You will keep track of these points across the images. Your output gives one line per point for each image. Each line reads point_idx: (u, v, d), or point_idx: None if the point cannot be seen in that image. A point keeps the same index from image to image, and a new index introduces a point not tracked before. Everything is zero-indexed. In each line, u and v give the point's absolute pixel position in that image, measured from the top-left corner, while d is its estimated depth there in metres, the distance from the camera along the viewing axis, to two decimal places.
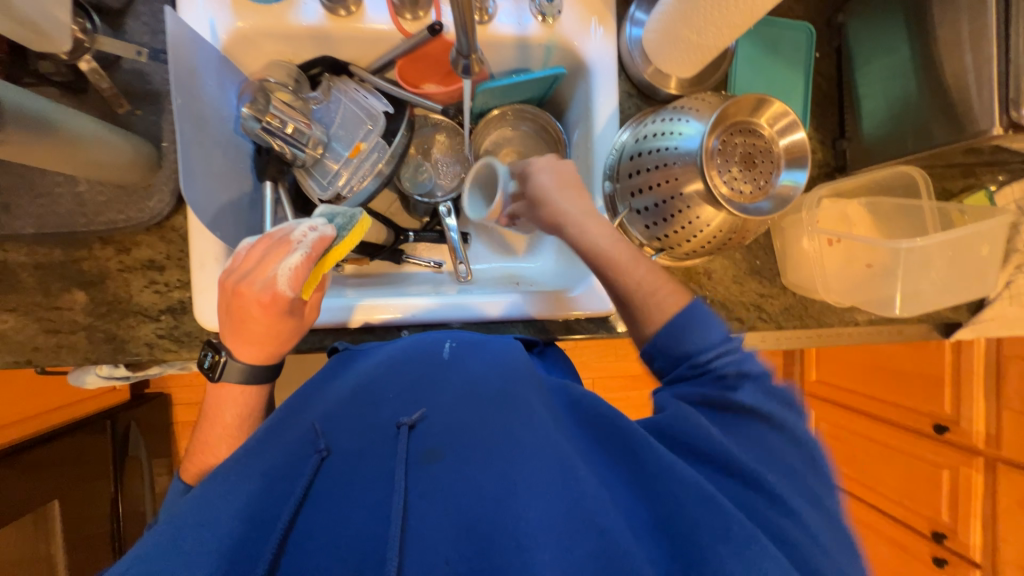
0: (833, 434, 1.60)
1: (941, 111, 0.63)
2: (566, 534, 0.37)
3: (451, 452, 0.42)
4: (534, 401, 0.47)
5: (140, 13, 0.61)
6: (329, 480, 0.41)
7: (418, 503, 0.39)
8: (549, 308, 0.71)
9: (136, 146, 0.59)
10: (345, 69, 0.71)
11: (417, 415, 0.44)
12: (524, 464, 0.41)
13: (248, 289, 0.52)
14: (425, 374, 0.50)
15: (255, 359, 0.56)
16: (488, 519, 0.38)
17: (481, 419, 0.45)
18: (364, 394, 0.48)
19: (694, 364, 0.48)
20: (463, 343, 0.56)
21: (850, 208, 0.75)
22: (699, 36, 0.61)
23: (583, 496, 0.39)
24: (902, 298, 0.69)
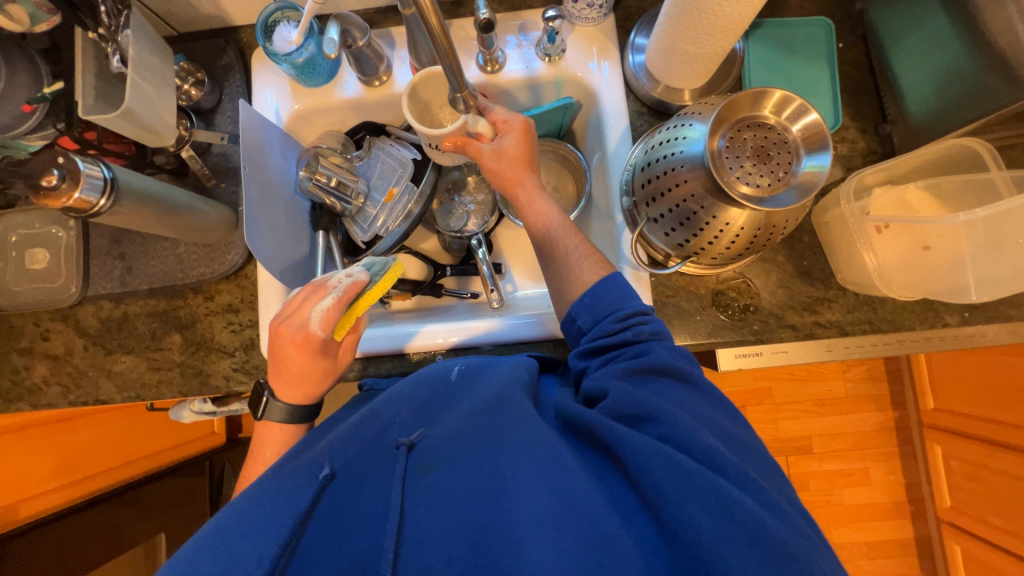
0: (970, 474, 1.32)
1: (991, 72, 0.56)
2: (551, 526, 0.41)
3: (443, 463, 0.49)
4: (518, 409, 0.51)
5: (226, 109, 0.78)
6: (339, 498, 0.48)
7: (418, 510, 0.46)
8: None
9: (220, 211, 0.72)
10: (383, 130, 0.82)
11: (413, 435, 0.52)
12: (508, 464, 0.46)
13: (286, 331, 0.56)
14: (417, 391, 0.57)
15: (295, 399, 0.60)
16: (481, 520, 0.43)
17: (472, 433, 0.50)
18: (368, 416, 0.54)
19: (614, 320, 0.54)
20: (471, 364, 0.61)
21: (908, 193, 0.66)
22: (695, 46, 0.62)
23: (563, 486, 0.43)
24: (981, 283, 0.59)
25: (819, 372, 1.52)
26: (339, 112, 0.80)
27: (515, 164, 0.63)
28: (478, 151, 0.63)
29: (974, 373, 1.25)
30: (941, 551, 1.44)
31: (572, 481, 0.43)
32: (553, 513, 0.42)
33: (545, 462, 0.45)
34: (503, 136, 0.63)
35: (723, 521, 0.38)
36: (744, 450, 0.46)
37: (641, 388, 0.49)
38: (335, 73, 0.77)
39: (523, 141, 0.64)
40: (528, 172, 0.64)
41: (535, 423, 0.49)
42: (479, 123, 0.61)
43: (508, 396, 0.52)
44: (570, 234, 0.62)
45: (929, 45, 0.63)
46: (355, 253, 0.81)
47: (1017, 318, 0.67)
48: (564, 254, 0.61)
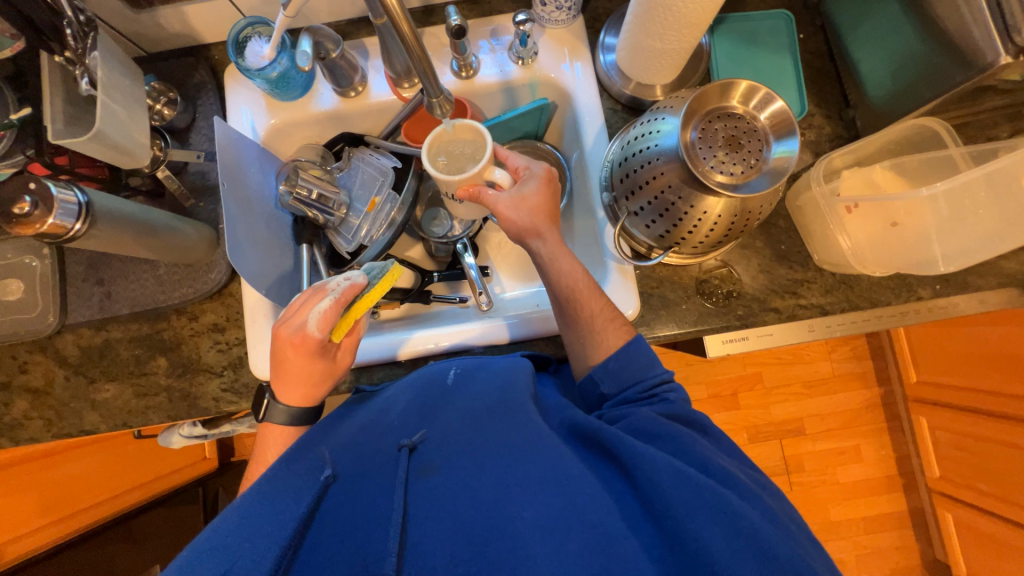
0: (954, 443, 1.36)
1: (941, 56, 0.58)
2: (555, 526, 0.41)
3: (446, 466, 0.48)
4: (520, 410, 0.52)
5: (201, 127, 0.77)
6: (341, 495, 0.48)
7: (422, 510, 0.44)
8: None
9: (199, 230, 0.71)
10: (361, 140, 0.82)
11: (416, 437, 0.51)
12: (513, 467, 0.46)
13: (285, 332, 0.55)
14: (421, 396, 0.57)
15: (296, 400, 0.58)
16: (484, 522, 0.42)
17: (475, 435, 0.50)
18: (372, 425, 0.55)
19: (638, 389, 0.55)
20: (465, 367, 0.61)
21: (875, 174, 0.69)
22: (662, 43, 0.64)
23: (566, 493, 0.43)
24: (946, 255, 0.62)
25: (805, 355, 1.55)
26: (316, 124, 0.80)
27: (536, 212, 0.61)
28: (496, 199, 0.60)
29: (952, 345, 1.30)
30: (934, 521, 1.48)
31: (575, 486, 0.44)
32: (556, 519, 0.41)
33: (550, 469, 0.45)
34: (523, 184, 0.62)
35: (732, 536, 0.39)
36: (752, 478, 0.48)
37: (662, 417, 0.50)
38: (310, 86, 0.77)
39: (545, 191, 0.62)
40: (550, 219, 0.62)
41: (540, 429, 0.49)
42: (497, 173, 0.60)
43: (513, 401, 0.53)
44: (594, 296, 0.61)
45: (884, 30, 0.65)
46: (340, 264, 0.80)
47: (985, 287, 0.70)
48: (588, 317, 0.60)
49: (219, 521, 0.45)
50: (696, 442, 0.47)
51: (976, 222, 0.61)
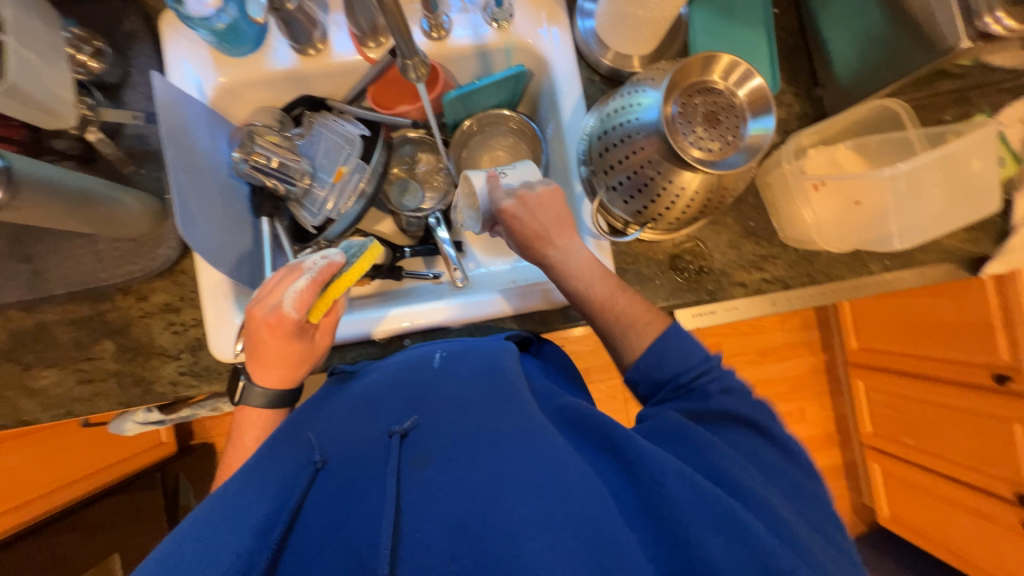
0: (886, 402, 1.50)
1: (906, 38, 0.60)
2: (552, 522, 0.40)
3: (440, 456, 0.46)
4: (518, 399, 0.51)
5: (137, 84, 0.68)
6: (329, 487, 0.46)
7: (413, 505, 0.42)
8: (550, 297, 0.71)
9: (143, 201, 0.64)
10: (322, 104, 0.76)
11: (407, 423, 0.49)
12: (511, 458, 0.44)
13: (260, 313, 0.53)
14: (413, 383, 0.55)
15: (275, 382, 0.56)
16: (480, 515, 0.41)
17: (470, 421, 0.49)
18: (361, 411, 0.53)
19: (674, 386, 0.53)
20: (452, 350, 0.60)
21: (838, 153, 0.73)
22: (644, 11, 0.62)
23: (563, 484, 0.42)
24: (900, 232, 0.67)
25: (760, 325, 1.64)
26: (271, 85, 0.73)
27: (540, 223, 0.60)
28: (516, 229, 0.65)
29: (889, 314, 1.41)
30: (864, 471, 1.65)
31: (574, 479, 0.43)
32: (554, 514, 0.40)
33: (548, 459, 0.44)
34: (531, 206, 0.60)
35: (733, 545, 0.38)
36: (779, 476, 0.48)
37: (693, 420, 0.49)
38: (263, 40, 0.70)
39: (553, 210, 0.61)
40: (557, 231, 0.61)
41: (539, 420, 0.48)
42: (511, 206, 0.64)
43: (510, 389, 0.52)
44: (585, 280, 0.60)
45: (854, 9, 0.66)
46: (304, 239, 0.76)
47: (928, 262, 0.76)
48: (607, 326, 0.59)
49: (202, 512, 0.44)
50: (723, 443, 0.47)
51: (932, 199, 0.66)
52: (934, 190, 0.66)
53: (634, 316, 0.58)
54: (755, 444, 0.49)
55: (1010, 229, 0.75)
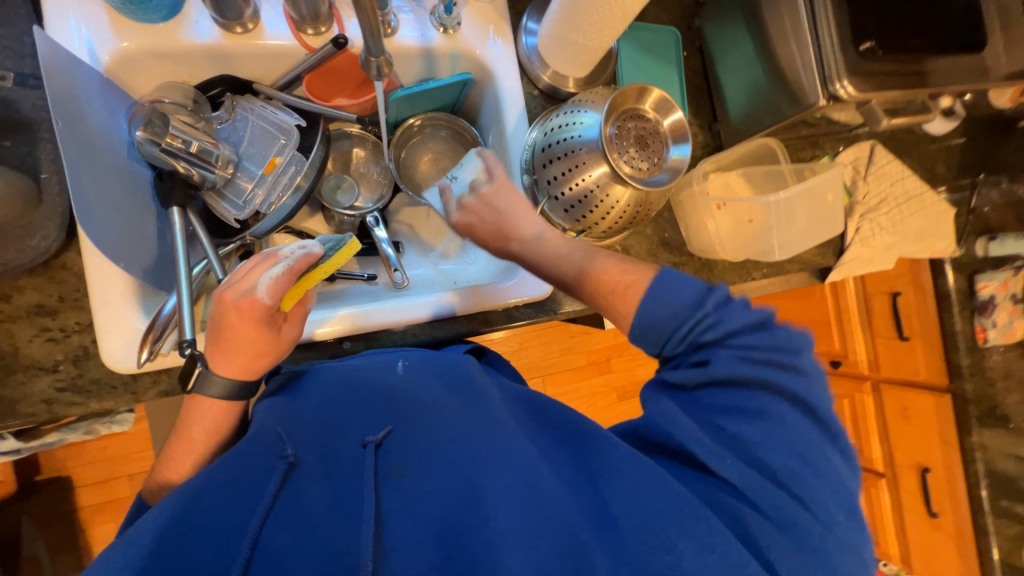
0: None
1: (780, 91, 0.75)
2: (529, 530, 0.41)
3: (421, 464, 0.46)
4: (498, 410, 0.52)
5: (0, 37, 0.56)
6: (300, 489, 0.43)
7: (393, 512, 0.42)
8: (493, 297, 0.72)
9: (8, 179, 0.52)
10: (247, 87, 0.70)
11: (382, 433, 0.48)
12: (490, 466, 0.45)
13: (227, 296, 0.48)
14: (383, 391, 0.53)
15: (234, 372, 0.51)
16: (461, 523, 0.41)
17: (451, 428, 0.49)
18: (333, 418, 0.51)
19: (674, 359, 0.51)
20: (415, 359, 0.60)
21: (731, 179, 0.88)
22: (584, 38, 0.68)
23: (540, 493, 0.44)
24: (780, 246, 0.83)
25: None
26: (186, 60, 0.64)
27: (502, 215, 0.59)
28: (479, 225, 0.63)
29: None
30: None
31: (550, 490, 0.44)
32: (532, 519, 0.41)
33: (523, 468, 0.45)
34: (490, 199, 0.59)
35: (701, 550, 0.39)
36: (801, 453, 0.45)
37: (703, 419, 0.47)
38: (178, 10, 0.62)
39: (514, 197, 0.59)
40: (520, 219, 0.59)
41: (514, 430, 0.50)
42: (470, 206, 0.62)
43: (489, 401, 0.53)
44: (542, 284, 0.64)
45: (742, 63, 0.81)
46: (224, 232, 0.69)
47: (792, 271, 0.94)
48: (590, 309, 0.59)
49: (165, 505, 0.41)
50: (732, 419, 0.46)
51: (798, 221, 0.83)
52: (801, 213, 0.83)
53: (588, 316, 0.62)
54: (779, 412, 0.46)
55: (844, 247, 0.96)
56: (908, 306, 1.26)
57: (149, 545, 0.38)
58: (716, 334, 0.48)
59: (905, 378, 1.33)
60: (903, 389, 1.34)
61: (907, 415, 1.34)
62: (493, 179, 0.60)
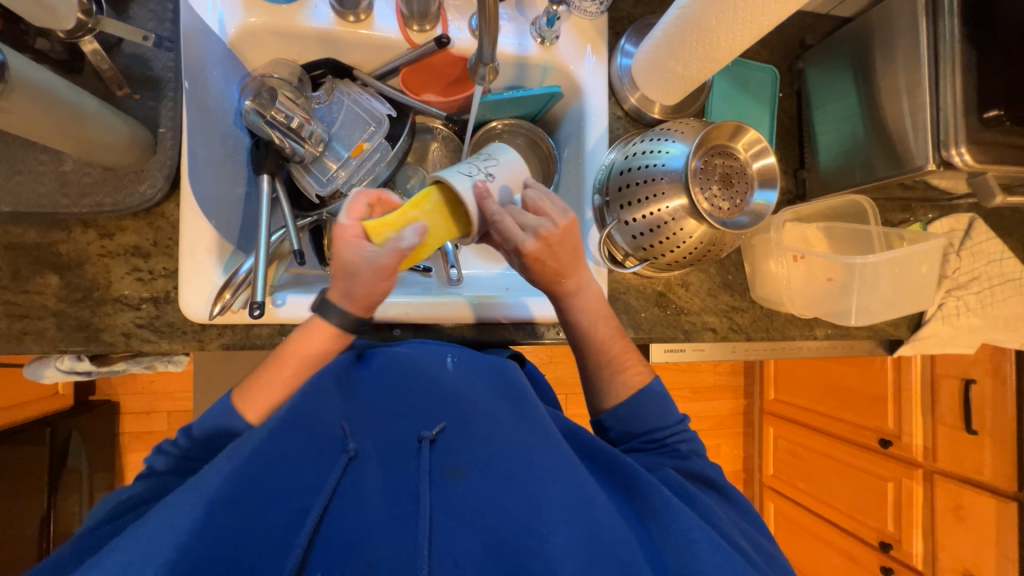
0: (790, 450, 1.70)
1: (883, 148, 0.71)
2: (578, 555, 0.42)
3: (474, 471, 0.47)
4: (547, 426, 0.51)
5: (148, 1, 0.62)
6: (358, 481, 0.46)
7: (446, 517, 0.44)
8: (509, 312, 0.70)
9: (132, 128, 0.57)
10: (348, 72, 0.73)
11: (437, 430, 0.49)
12: (541, 485, 0.46)
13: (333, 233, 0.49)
14: (438, 384, 0.53)
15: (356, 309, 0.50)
16: (511, 540, 0.43)
17: (503, 437, 0.49)
18: (386, 405, 0.51)
19: (648, 438, 0.60)
20: (464, 357, 0.57)
21: (809, 231, 0.83)
22: (683, 68, 0.67)
23: (591, 516, 0.45)
24: (858, 309, 0.77)
25: (697, 366, 1.77)
26: (299, 40, 0.69)
27: (561, 261, 0.55)
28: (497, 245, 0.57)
29: (805, 373, 1.60)
30: (760, 508, 1.84)
31: (600, 516, 0.46)
32: (585, 549, 0.43)
33: (576, 493, 0.46)
34: (554, 246, 0.53)
35: None
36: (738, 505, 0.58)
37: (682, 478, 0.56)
38: None
39: (570, 244, 0.55)
40: (571, 266, 0.57)
41: (565, 446, 0.50)
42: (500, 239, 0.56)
43: (536, 414, 0.52)
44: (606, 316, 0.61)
45: (842, 113, 0.77)
46: (303, 206, 0.73)
47: (860, 337, 0.88)
48: (612, 364, 0.61)
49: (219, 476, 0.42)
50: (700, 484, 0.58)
51: (881, 291, 0.78)
52: (885, 279, 0.77)
53: (625, 362, 0.61)
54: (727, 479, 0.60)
55: (922, 321, 0.89)
56: (982, 396, 1.15)
57: (225, 517, 0.40)
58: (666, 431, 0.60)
59: (964, 474, 1.21)
60: (960, 486, 1.22)
61: (961, 515, 1.23)
62: (556, 222, 0.53)
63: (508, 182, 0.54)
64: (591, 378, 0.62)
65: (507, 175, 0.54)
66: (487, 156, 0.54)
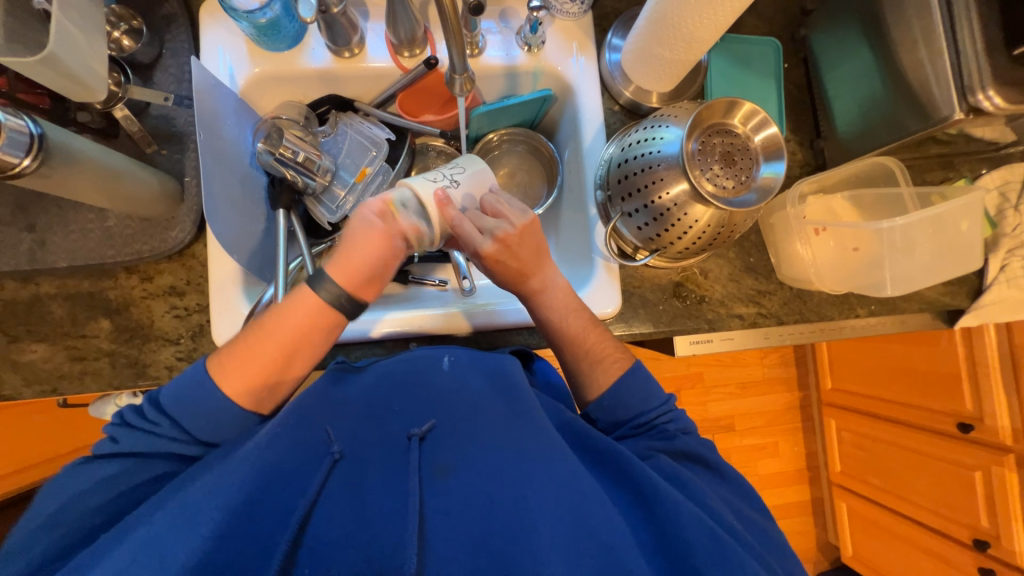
0: (857, 443, 1.55)
1: (907, 103, 0.66)
2: (565, 545, 0.43)
3: (461, 468, 0.49)
4: (541, 418, 0.52)
5: (168, 66, 0.69)
6: (347, 481, 0.48)
7: (436, 512, 0.46)
8: (507, 318, 0.71)
9: (162, 181, 0.63)
10: (349, 105, 0.77)
11: (426, 428, 0.51)
12: (529, 480, 0.48)
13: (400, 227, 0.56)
14: (425, 387, 0.56)
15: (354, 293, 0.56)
16: (497, 535, 0.44)
17: (489, 436, 0.51)
18: (373, 409, 0.53)
19: (641, 425, 0.60)
20: (461, 356, 0.59)
21: (834, 202, 0.79)
22: (670, 52, 0.66)
23: (581, 505, 0.46)
24: (894, 279, 0.72)
25: (742, 359, 1.67)
26: (302, 81, 0.74)
27: (526, 256, 0.61)
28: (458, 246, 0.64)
29: (863, 357, 1.48)
30: (831, 510, 1.69)
31: (590, 508, 0.46)
32: (572, 537, 0.44)
33: (564, 485, 0.47)
34: (512, 247, 0.59)
35: None
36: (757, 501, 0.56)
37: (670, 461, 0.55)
38: (301, 39, 0.71)
39: (532, 244, 0.61)
40: (535, 264, 0.62)
41: (554, 436, 0.51)
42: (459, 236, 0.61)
43: (527, 408, 0.53)
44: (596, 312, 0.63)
45: (856, 73, 0.72)
46: (317, 234, 0.77)
47: (910, 310, 0.80)
48: (616, 359, 0.62)
49: (209, 483, 0.43)
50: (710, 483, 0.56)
51: (921, 253, 0.73)
52: (921, 241, 0.73)
53: (604, 351, 0.62)
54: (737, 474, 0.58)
55: (984, 287, 0.81)
56: None
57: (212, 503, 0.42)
58: (654, 417, 0.60)
59: None
60: None
61: None
62: (515, 224, 0.59)
63: (472, 190, 0.60)
64: (610, 376, 0.62)
65: (471, 183, 0.60)
66: (455, 166, 0.60)
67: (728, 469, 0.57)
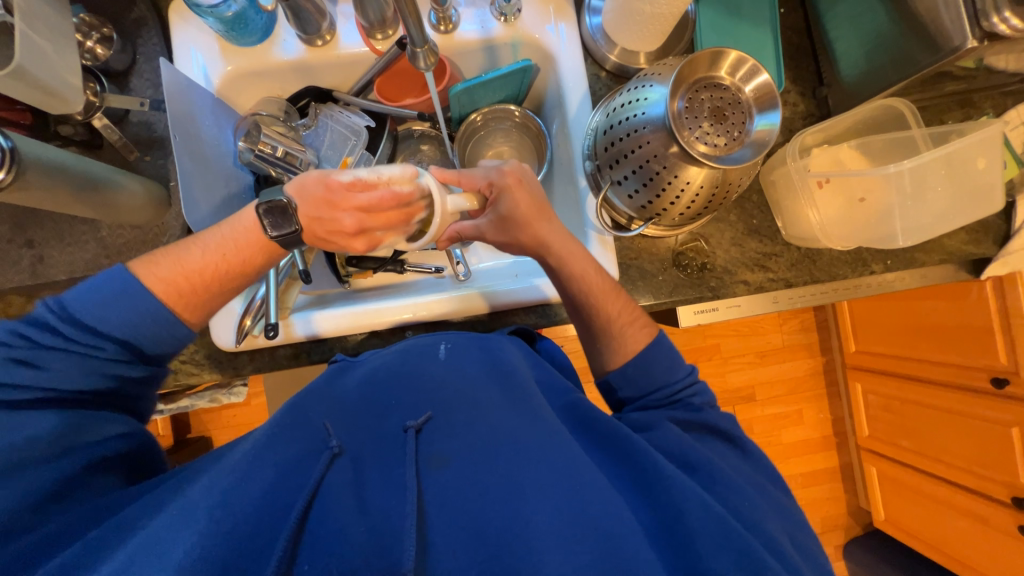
0: (885, 405, 1.50)
1: (914, 36, 0.60)
2: (563, 530, 0.42)
3: (457, 456, 0.48)
4: (537, 405, 0.53)
5: (143, 71, 0.69)
6: (345, 475, 0.48)
7: (434, 502, 0.45)
8: (503, 300, 0.69)
9: (146, 187, 0.64)
10: (329, 95, 0.76)
11: (422, 419, 0.51)
12: (528, 465, 0.47)
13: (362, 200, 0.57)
14: (424, 377, 0.56)
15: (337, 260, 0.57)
16: (495, 523, 0.43)
17: (487, 421, 0.51)
18: (372, 402, 0.54)
19: (650, 403, 0.58)
20: (457, 344, 0.61)
21: (842, 153, 0.74)
22: (651, 6, 0.62)
23: (579, 489, 0.45)
24: (905, 230, 0.68)
25: (760, 326, 1.62)
26: (278, 75, 0.73)
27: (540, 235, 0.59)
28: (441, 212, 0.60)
29: (888, 316, 1.42)
30: (860, 474, 1.64)
31: (589, 491, 0.45)
32: (572, 521, 0.43)
33: (562, 468, 0.47)
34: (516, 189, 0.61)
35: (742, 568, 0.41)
36: (765, 471, 0.55)
37: (683, 434, 0.54)
38: (271, 31, 0.70)
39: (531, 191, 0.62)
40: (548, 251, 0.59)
41: (549, 423, 0.51)
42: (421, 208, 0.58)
43: (523, 393, 0.54)
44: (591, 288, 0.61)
45: (858, 10, 0.67)
46: None
47: (930, 262, 0.75)
48: (612, 335, 0.61)
49: (212, 479, 0.44)
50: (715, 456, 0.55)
51: (936, 199, 0.68)
52: (935, 185, 0.68)
53: (608, 339, 0.61)
54: (744, 445, 0.56)
55: (1013, 232, 0.75)
56: None
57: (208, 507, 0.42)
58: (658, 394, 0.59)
59: None
60: None
61: None
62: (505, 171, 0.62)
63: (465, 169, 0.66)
64: (607, 357, 0.61)
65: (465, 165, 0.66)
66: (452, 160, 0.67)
67: (734, 441, 0.56)
